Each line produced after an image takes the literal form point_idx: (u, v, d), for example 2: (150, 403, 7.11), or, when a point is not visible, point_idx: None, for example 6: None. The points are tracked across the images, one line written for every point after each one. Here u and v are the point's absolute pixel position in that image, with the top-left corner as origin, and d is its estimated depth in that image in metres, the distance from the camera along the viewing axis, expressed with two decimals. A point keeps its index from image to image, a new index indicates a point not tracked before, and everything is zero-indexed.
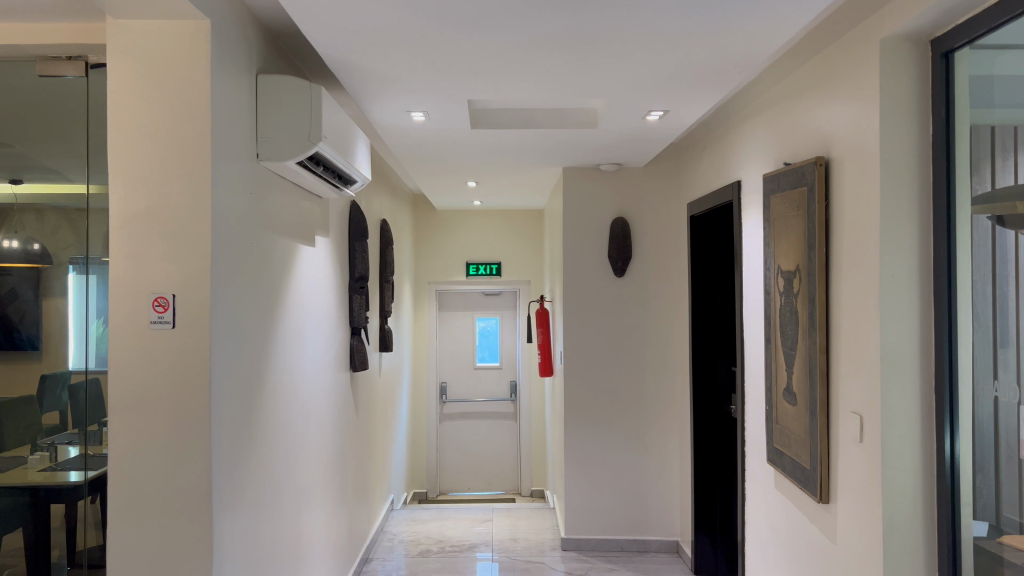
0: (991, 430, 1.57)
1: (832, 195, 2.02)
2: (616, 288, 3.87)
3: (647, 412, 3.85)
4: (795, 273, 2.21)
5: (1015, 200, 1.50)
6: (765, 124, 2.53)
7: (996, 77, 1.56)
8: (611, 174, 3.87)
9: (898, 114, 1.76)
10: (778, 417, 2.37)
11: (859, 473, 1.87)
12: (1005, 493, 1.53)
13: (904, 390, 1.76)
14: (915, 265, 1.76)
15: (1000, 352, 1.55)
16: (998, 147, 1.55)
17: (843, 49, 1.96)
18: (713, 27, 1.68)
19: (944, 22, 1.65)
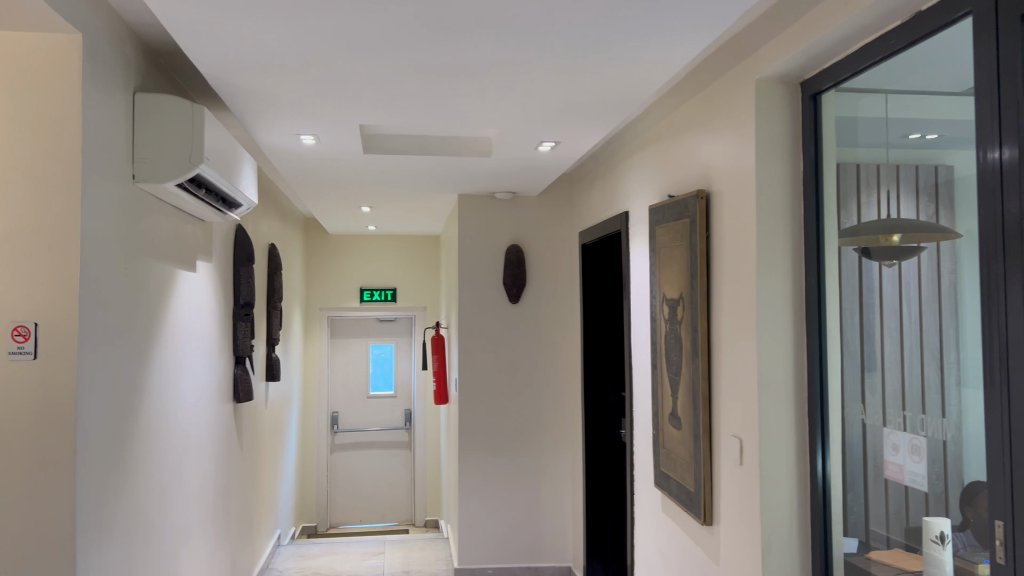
0: (859, 452, 1.67)
1: (712, 227, 2.10)
2: (510, 316, 3.88)
3: (540, 439, 3.88)
4: (678, 301, 2.28)
5: (878, 234, 1.60)
6: (650, 157, 2.63)
7: (858, 118, 1.67)
8: (505, 202, 3.89)
9: (771, 151, 1.86)
10: (663, 441, 2.43)
11: (738, 495, 1.93)
12: (873, 511, 1.62)
13: (779, 413, 1.84)
14: (788, 293, 1.86)
15: (866, 375, 1.64)
16: (863, 183, 1.65)
17: (721, 88, 2.06)
18: (600, 62, 1.74)
19: (812, 66, 1.76)
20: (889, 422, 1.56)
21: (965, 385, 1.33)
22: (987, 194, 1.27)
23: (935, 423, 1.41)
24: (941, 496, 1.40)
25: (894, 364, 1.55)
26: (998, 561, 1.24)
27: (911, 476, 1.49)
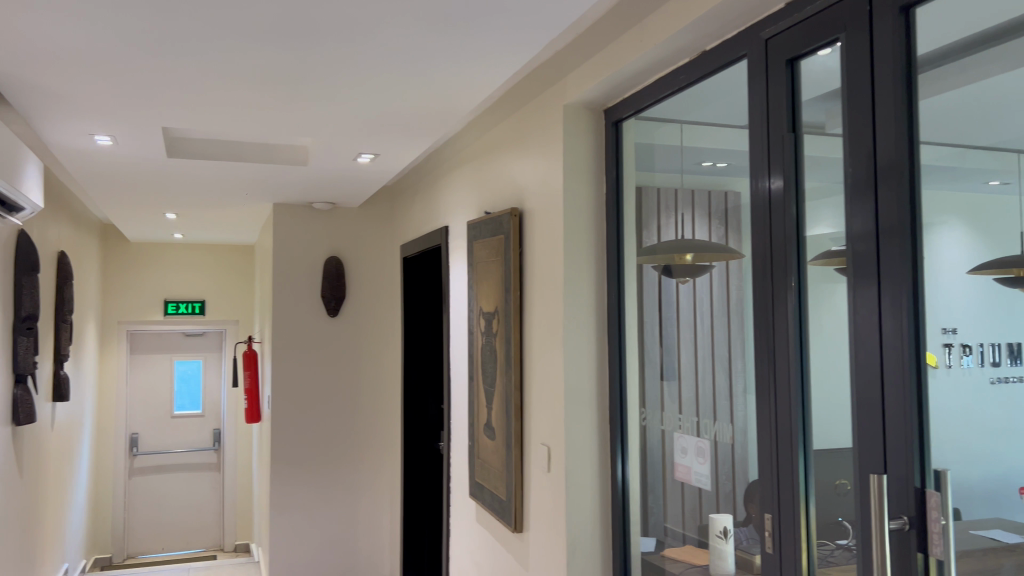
0: (655, 458, 1.79)
1: (525, 243, 2.17)
2: (327, 330, 3.80)
3: (357, 455, 3.82)
4: (494, 314, 2.34)
5: (676, 253, 1.73)
6: (468, 174, 2.68)
7: (655, 146, 1.81)
8: (323, 212, 3.79)
9: (578, 173, 1.96)
10: (478, 451, 2.48)
11: (545, 502, 2.01)
12: (670, 510, 1.73)
13: (584, 422, 1.93)
14: (592, 308, 1.96)
15: (665, 384, 1.76)
16: (662, 206, 1.77)
17: (532, 111, 2.16)
18: (416, 78, 1.76)
19: (613, 95, 1.89)
20: (682, 427, 1.69)
21: (747, 392, 1.47)
22: (760, 220, 1.42)
23: (722, 428, 1.55)
24: (726, 495, 1.54)
25: (689, 373, 1.67)
26: (769, 552, 1.38)
27: (697, 477, 1.63)
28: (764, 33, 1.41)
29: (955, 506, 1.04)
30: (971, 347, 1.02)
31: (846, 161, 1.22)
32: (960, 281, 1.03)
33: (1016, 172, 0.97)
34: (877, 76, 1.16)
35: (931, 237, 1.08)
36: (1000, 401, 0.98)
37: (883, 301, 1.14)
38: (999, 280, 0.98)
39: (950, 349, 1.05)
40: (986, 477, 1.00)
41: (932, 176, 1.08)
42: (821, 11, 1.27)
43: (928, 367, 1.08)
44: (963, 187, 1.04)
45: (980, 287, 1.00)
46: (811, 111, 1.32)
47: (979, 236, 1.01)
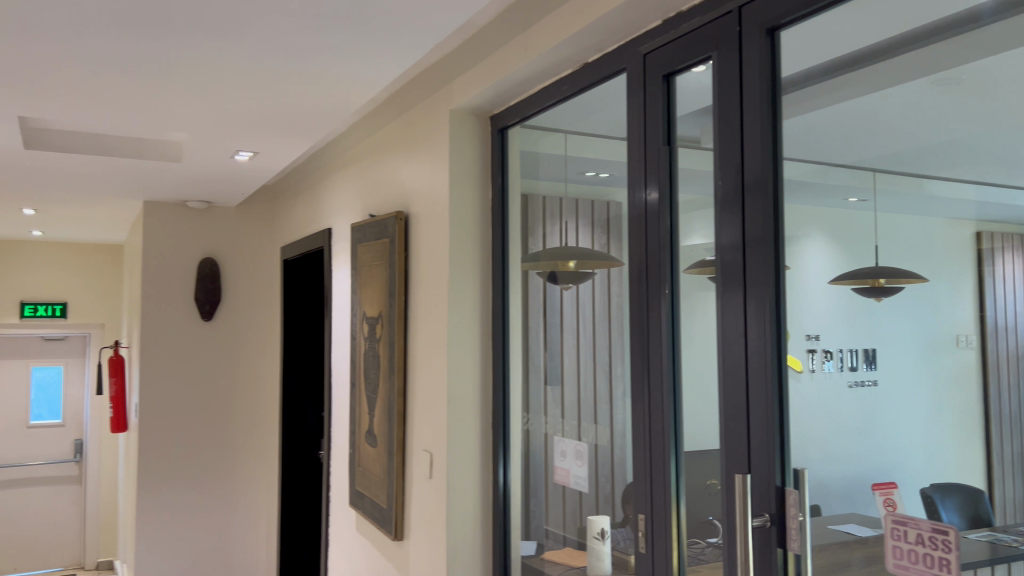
0: (536, 462, 1.81)
1: (410, 247, 2.15)
2: (201, 335, 3.64)
3: (232, 464, 3.68)
4: (377, 319, 2.31)
5: (560, 260, 1.75)
6: (353, 176, 2.63)
7: (539, 154, 1.83)
8: (199, 211, 3.64)
9: (464, 179, 1.96)
10: (358, 459, 2.43)
11: (426, 508, 2.00)
12: (551, 513, 1.75)
13: (466, 427, 1.93)
14: (476, 313, 1.96)
15: (548, 388, 1.78)
16: (547, 213, 1.80)
17: (417, 114, 2.14)
18: (300, 76, 1.71)
19: (500, 102, 1.90)
20: (562, 430, 1.72)
21: (625, 396, 1.50)
22: (637, 230, 1.46)
23: (601, 431, 1.58)
24: (603, 497, 1.57)
25: (572, 378, 1.70)
26: (642, 552, 1.43)
27: (575, 479, 1.67)
28: (643, 48, 1.45)
29: (812, 503, 1.11)
30: (832, 353, 1.08)
31: (717, 174, 1.28)
32: (821, 290, 1.09)
33: (871, 191, 1.04)
34: (745, 94, 1.22)
35: (795, 249, 1.14)
36: (856, 404, 1.04)
37: (748, 309, 1.20)
38: (856, 290, 1.04)
39: (813, 354, 1.11)
40: (841, 475, 1.06)
41: (796, 191, 1.14)
42: (696, 29, 1.33)
43: (793, 372, 1.14)
44: (825, 202, 1.10)
45: (840, 297, 1.06)
46: (686, 125, 1.37)
47: (840, 248, 1.07)
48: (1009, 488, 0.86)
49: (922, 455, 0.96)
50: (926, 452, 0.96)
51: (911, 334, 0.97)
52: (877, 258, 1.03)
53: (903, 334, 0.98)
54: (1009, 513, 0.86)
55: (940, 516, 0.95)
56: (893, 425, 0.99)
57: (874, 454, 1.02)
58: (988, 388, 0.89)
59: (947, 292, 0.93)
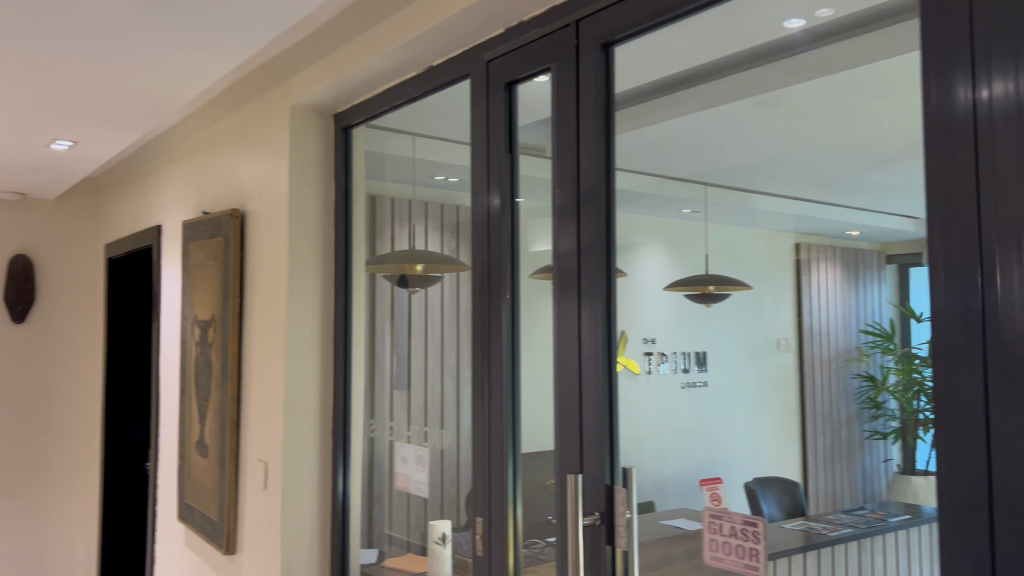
0: (377, 468, 1.79)
1: (246, 247, 2.06)
2: (9, 339, 3.32)
3: (44, 480, 3.38)
4: (209, 322, 2.19)
5: (409, 263, 1.74)
6: (185, 171, 2.49)
7: (385, 155, 1.81)
8: (9, 203, 3.32)
9: (306, 178, 1.90)
10: (188, 470, 2.30)
11: (260, 520, 1.92)
12: (394, 519, 1.73)
13: (304, 435, 1.87)
14: (317, 317, 1.91)
15: (393, 393, 1.77)
16: (396, 216, 1.78)
17: (256, 109, 2.06)
18: (128, 61, 1.60)
19: (344, 101, 1.87)
20: (405, 436, 1.71)
21: (467, 401, 1.51)
22: (480, 236, 1.47)
23: (441, 435, 1.59)
24: (443, 501, 1.58)
25: (418, 382, 1.69)
26: (479, 555, 1.44)
27: (415, 485, 1.66)
28: (486, 55, 1.47)
29: (643, 500, 1.16)
30: (667, 355, 1.11)
31: (555, 184, 1.32)
32: (658, 296, 1.14)
33: (702, 203, 1.08)
34: (582, 107, 1.27)
35: (634, 255, 1.19)
36: (686, 404, 1.07)
37: (583, 314, 1.25)
38: (689, 297, 1.09)
39: (650, 356, 1.14)
40: (674, 473, 1.11)
41: (634, 201, 1.19)
42: (537, 40, 1.36)
43: (634, 374, 1.18)
44: (661, 213, 1.14)
45: (674, 302, 1.11)
46: (526, 133, 1.41)
47: (674, 258, 1.11)
48: (819, 481, 0.91)
49: (749, 452, 1.00)
50: (745, 450, 1.00)
51: (739, 337, 1.00)
52: (707, 266, 1.08)
53: (729, 339, 1.01)
54: (821, 502, 0.93)
55: (761, 508, 1.02)
56: (718, 424, 1.03)
57: (705, 451, 1.05)
58: (806, 387, 0.92)
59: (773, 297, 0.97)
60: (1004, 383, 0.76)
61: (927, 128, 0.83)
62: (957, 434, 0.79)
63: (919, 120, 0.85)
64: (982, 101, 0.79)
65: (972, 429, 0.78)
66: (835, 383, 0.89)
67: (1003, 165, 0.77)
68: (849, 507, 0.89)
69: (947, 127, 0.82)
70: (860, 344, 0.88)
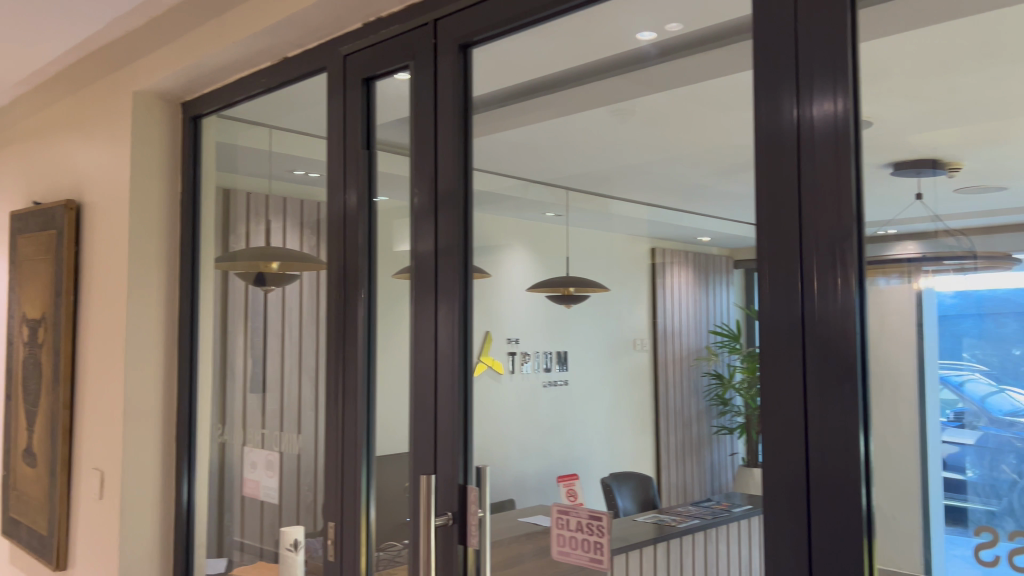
0: (227, 474, 1.72)
1: (82, 241, 1.93)
2: None
3: None
4: (39, 321, 2.03)
5: (265, 260, 1.68)
6: (13, 157, 2.30)
7: (237, 147, 1.75)
8: None
9: (151, 169, 1.80)
10: (12, 482, 2.12)
11: (94, 532, 1.80)
12: (246, 526, 1.67)
13: (145, 441, 1.77)
14: (160, 316, 1.81)
15: (246, 395, 1.70)
16: (252, 211, 1.71)
17: (95, 93, 1.93)
18: None
19: (194, 89, 1.78)
20: (257, 440, 1.65)
21: (319, 403, 1.48)
22: (335, 234, 1.45)
23: (292, 438, 1.56)
24: (296, 505, 1.53)
25: (273, 384, 1.63)
26: (330, 560, 1.41)
27: (264, 491, 1.62)
28: (343, 49, 1.44)
29: (510, 497, 1.16)
30: (530, 355, 1.13)
31: (413, 184, 1.31)
32: (520, 297, 1.15)
33: (564, 208, 1.11)
34: (440, 107, 1.27)
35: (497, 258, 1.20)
36: (549, 404, 1.11)
37: (439, 314, 1.26)
38: (550, 298, 1.11)
39: (513, 356, 1.16)
40: (533, 471, 1.12)
41: (496, 203, 1.21)
42: (395, 37, 1.35)
43: (498, 373, 1.18)
44: (526, 215, 1.15)
45: (535, 304, 1.13)
46: (384, 130, 1.39)
47: (538, 260, 1.13)
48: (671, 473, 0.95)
49: (607, 449, 1.05)
50: (603, 448, 1.05)
51: (597, 338, 1.05)
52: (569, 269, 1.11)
53: (590, 341, 1.06)
54: (672, 495, 0.97)
55: (616, 502, 1.04)
56: (579, 424, 1.08)
57: (563, 450, 1.09)
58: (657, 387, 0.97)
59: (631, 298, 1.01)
60: (819, 380, 0.83)
61: (760, 140, 0.89)
62: (779, 427, 0.86)
63: (751, 132, 0.91)
64: (804, 118, 0.85)
65: (790, 423, 0.85)
66: (686, 380, 0.92)
67: (820, 178, 0.84)
68: (698, 498, 0.92)
69: (776, 141, 0.88)
70: (709, 344, 0.90)
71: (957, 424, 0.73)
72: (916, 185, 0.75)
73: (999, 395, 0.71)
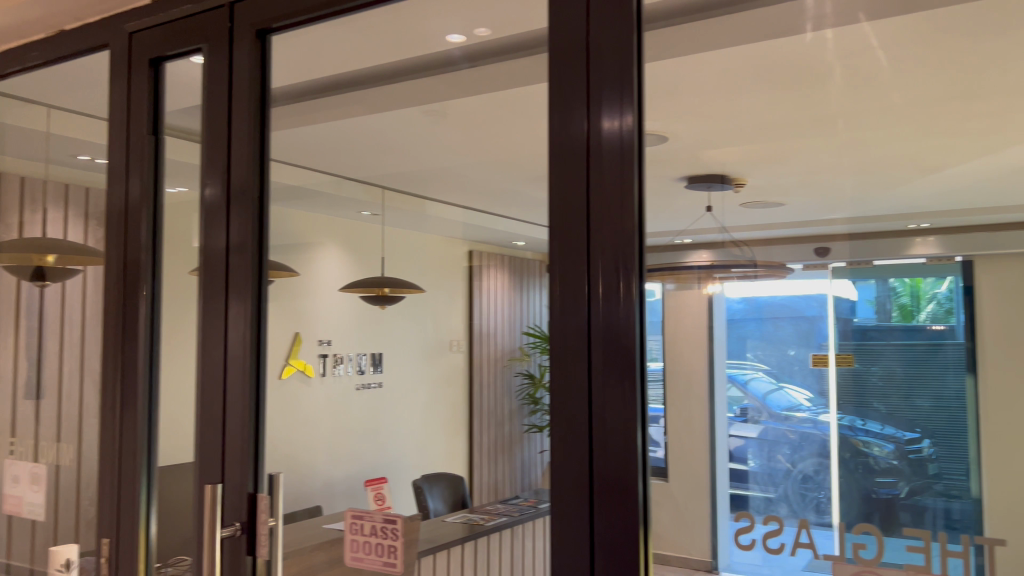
0: None
1: None
2: None
3: None
4: None
5: (38, 250, 1.55)
6: None
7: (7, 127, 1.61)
8: None
9: None
10: None
11: None
12: (12, 547, 1.51)
13: None
14: None
15: (20, 402, 1.55)
16: (26, 200, 1.57)
17: None
18: None
19: None
20: (27, 452, 1.51)
21: (96, 410, 1.36)
22: (115, 228, 1.33)
23: (65, 449, 1.43)
24: (74, 523, 1.39)
25: (48, 390, 1.49)
26: None
27: (28, 508, 1.48)
28: (128, 25, 1.34)
29: (314, 503, 1.15)
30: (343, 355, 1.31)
31: (204, 174, 1.23)
32: (334, 296, 1.22)
33: (381, 206, 1.20)
34: (234, 95, 1.21)
35: (309, 254, 1.22)
36: (358, 399, 1.33)
37: (230, 314, 1.19)
38: (363, 298, 1.22)
39: (324, 357, 1.27)
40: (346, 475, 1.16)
41: (305, 199, 1.22)
42: (187, 17, 1.27)
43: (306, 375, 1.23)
44: (337, 213, 1.22)
45: (350, 302, 1.22)
46: (175, 116, 1.30)
47: (352, 258, 1.22)
48: (483, 470, 1.10)
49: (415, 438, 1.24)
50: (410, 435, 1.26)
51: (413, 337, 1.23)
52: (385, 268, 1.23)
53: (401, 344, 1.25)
54: (482, 495, 1.10)
55: (426, 501, 1.12)
56: (393, 418, 1.30)
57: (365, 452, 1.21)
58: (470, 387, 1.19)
59: (448, 299, 1.18)
60: (602, 379, 0.86)
61: (553, 148, 0.92)
62: (565, 426, 0.88)
63: (544, 141, 0.93)
64: (592, 129, 0.89)
65: (575, 424, 0.87)
66: (502, 382, 0.98)
67: (606, 188, 0.87)
68: (508, 497, 0.98)
69: (566, 149, 0.91)
70: (522, 344, 0.94)
71: (741, 418, 0.94)
72: (709, 199, 0.95)
73: (778, 392, 0.91)
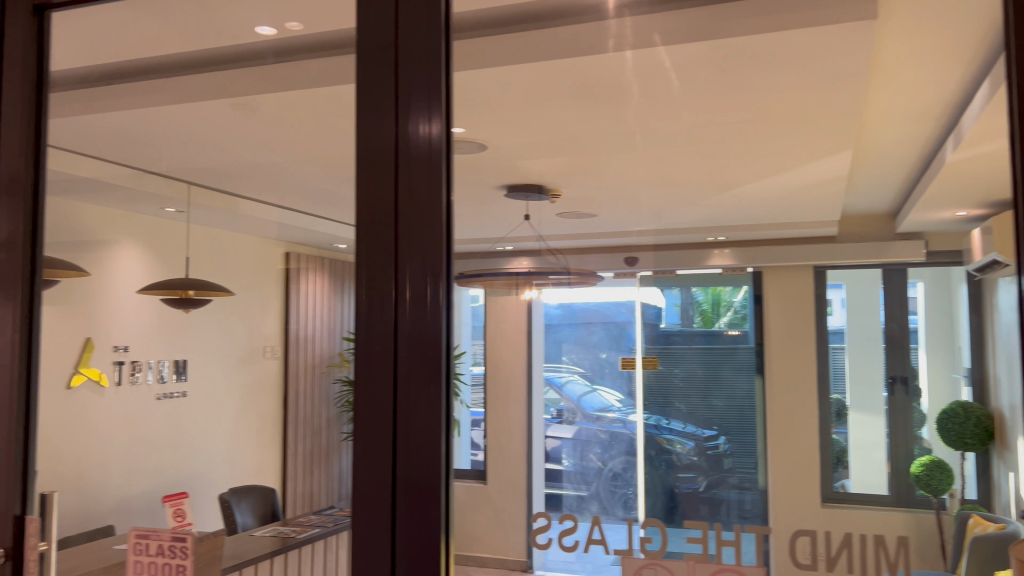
0: None
1: None
2: None
3: None
4: None
5: None
6: None
7: None
8: None
9: None
10: None
11: None
12: None
13: None
14: None
15: None
16: None
17: None
18: None
19: None
20: None
21: None
22: None
23: None
24: None
25: None
26: None
27: None
28: None
29: (108, 523, 1.08)
30: (139, 363, 1.22)
31: None
32: (129, 297, 1.18)
33: (186, 202, 1.20)
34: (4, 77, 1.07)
35: (103, 255, 1.18)
36: (160, 410, 1.24)
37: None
38: (165, 301, 1.18)
39: (121, 364, 1.23)
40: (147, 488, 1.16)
41: (94, 191, 1.18)
42: None
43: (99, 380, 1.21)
44: (142, 209, 1.22)
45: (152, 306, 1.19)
46: None
47: (152, 259, 1.18)
48: (298, 481, 1.07)
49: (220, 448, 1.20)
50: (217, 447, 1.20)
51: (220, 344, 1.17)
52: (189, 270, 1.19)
53: (207, 348, 1.18)
54: (296, 504, 1.08)
55: (233, 518, 1.10)
56: (199, 431, 1.24)
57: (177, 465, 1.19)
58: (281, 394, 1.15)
59: (261, 305, 1.13)
60: (407, 390, 0.82)
61: (359, 153, 0.86)
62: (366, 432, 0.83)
63: (351, 143, 0.88)
64: (399, 132, 0.85)
65: (378, 435, 0.82)
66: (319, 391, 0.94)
67: (413, 195, 0.84)
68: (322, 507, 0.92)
69: (373, 152, 0.86)
70: (341, 350, 0.86)
71: (556, 419, 1.02)
72: (527, 209, 1.14)
73: (591, 394, 1.00)
